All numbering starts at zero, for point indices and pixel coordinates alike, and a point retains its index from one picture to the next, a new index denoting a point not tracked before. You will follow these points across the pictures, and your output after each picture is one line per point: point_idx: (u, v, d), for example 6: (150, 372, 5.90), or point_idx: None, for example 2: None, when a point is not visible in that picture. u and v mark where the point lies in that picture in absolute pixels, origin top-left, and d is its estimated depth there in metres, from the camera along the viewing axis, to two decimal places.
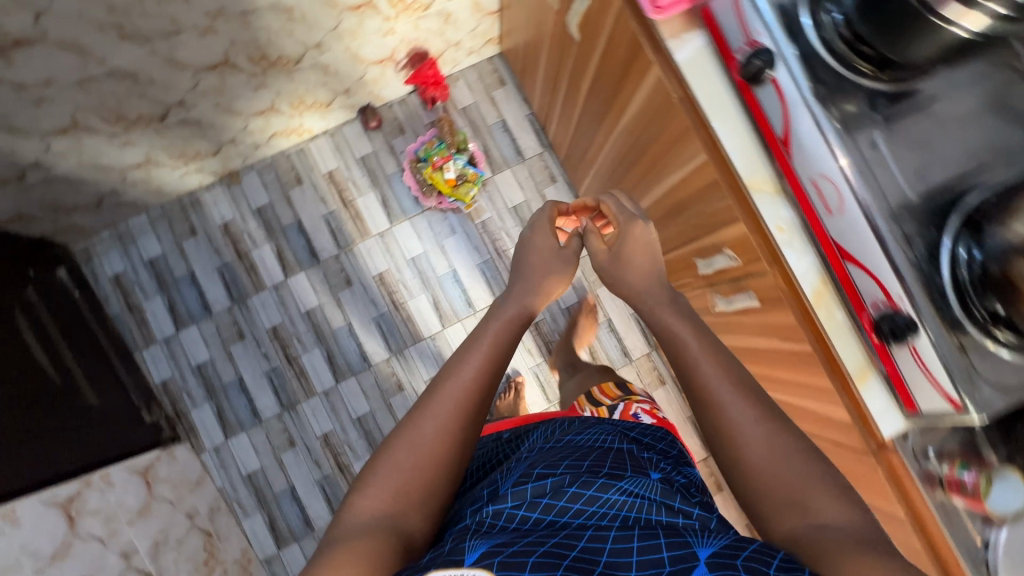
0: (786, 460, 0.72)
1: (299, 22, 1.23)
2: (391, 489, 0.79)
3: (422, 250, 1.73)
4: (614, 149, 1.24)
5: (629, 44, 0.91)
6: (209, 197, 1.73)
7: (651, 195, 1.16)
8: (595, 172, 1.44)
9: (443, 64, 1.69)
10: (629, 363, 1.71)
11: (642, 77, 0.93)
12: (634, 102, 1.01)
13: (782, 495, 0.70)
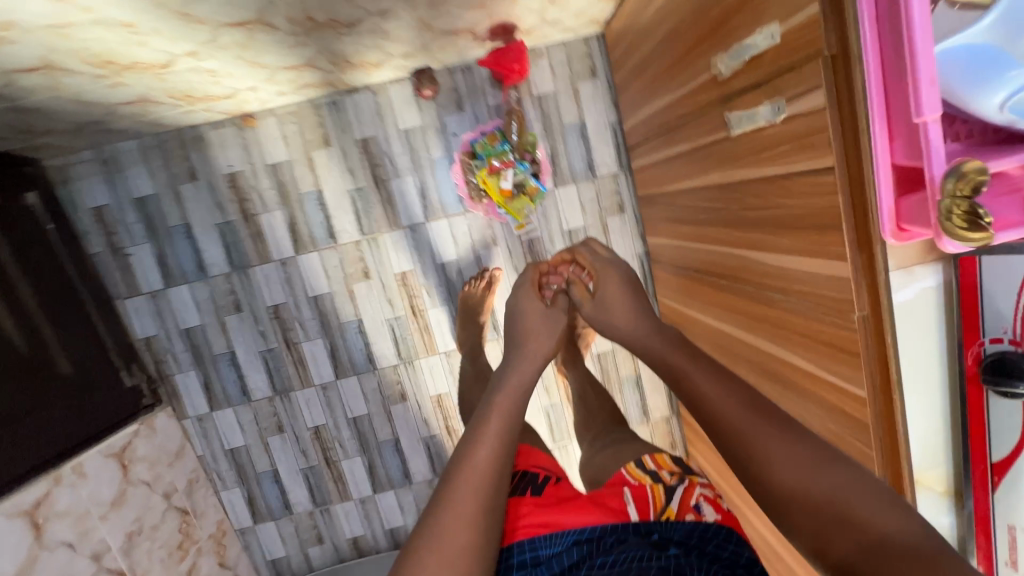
0: (826, 476, 0.56)
1: None
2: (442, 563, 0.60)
3: (454, 258, 1.51)
4: (719, 256, 1.02)
5: (820, 211, 0.67)
6: (215, 137, 1.44)
7: (749, 336, 0.97)
8: (682, 248, 1.22)
9: (529, 39, 1.34)
10: (645, 423, 1.62)
11: (815, 252, 0.70)
12: (782, 257, 0.78)
13: (828, 515, 0.54)
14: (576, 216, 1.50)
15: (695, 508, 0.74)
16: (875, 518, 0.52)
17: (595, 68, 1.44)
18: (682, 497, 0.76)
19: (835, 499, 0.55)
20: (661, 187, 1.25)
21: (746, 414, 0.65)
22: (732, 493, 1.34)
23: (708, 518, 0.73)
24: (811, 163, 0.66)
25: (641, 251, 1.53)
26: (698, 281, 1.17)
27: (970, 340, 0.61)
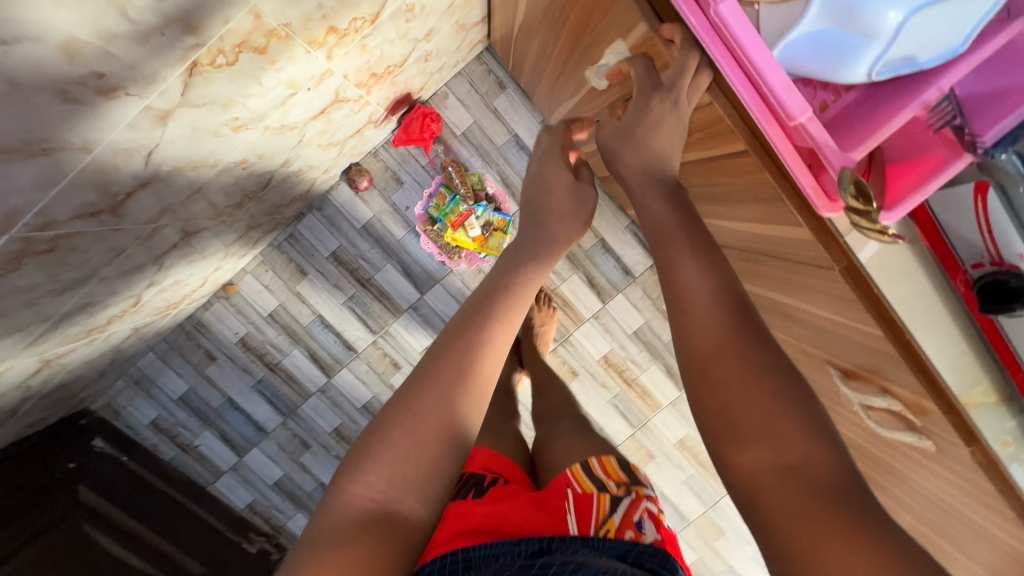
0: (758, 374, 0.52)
1: (257, 163, 0.93)
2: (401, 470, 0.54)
3: None
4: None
5: (754, 191, 0.65)
6: (211, 316, 1.52)
7: (759, 287, 0.94)
8: None
9: (425, 92, 1.33)
10: None
11: (771, 223, 0.68)
12: (746, 226, 0.77)
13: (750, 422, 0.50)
14: None
15: (638, 525, 0.69)
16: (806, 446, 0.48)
17: (501, 80, 1.41)
18: (626, 510, 0.70)
19: (758, 401, 0.51)
20: None
21: (698, 254, 0.58)
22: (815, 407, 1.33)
23: (648, 536, 0.67)
24: (723, 151, 0.65)
25: (626, 224, 1.53)
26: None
27: (953, 270, 0.67)
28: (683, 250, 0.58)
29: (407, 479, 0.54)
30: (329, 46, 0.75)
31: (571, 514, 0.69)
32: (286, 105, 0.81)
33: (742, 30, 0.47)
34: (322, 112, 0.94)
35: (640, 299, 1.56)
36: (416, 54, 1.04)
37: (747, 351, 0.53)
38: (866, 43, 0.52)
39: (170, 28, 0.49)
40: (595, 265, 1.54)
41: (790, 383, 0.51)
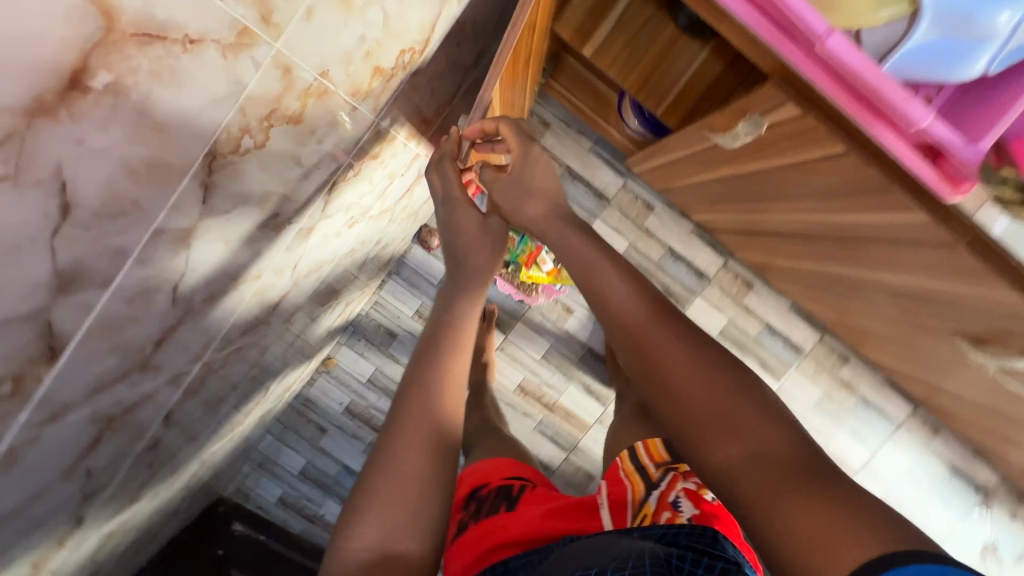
0: (703, 379, 0.61)
1: (360, 248, 1.02)
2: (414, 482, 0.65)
3: (550, 344, 1.58)
4: (783, 220, 1.00)
5: (853, 185, 0.67)
6: (317, 390, 1.62)
7: (860, 271, 0.94)
8: (740, 216, 1.21)
9: None
10: (804, 358, 1.58)
11: (873, 210, 0.70)
12: (846, 217, 0.77)
13: (709, 416, 0.59)
14: (619, 240, 1.53)
15: (673, 504, 0.72)
16: (762, 432, 0.56)
17: (545, 118, 1.47)
18: (661, 494, 0.75)
19: (714, 395, 0.59)
20: (678, 180, 1.27)
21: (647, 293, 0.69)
22: (930, 373, 1.29)
23: (685, 513, 0.70)
24: (817, 157, 0.67)
25: (692, 228, 1.53)
26: (780, 242, 1.16)
27: None
28: (632, 285, 0.69)
29: (403, 503, 0.64)
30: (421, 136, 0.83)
31: (606, 511, 0.77)
32: (386, 193, 0.89)
33: (851, 57, 0.50)
34: (408, 189, 1.02)
35: (719, 298, 1.56)
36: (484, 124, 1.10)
37: (708, 372, 0.61)
38: (981, 45, 0.56)
39: (323, 162, 0.56)
40: (667, 274, 1.55)
41: (738, 385, 0.60)
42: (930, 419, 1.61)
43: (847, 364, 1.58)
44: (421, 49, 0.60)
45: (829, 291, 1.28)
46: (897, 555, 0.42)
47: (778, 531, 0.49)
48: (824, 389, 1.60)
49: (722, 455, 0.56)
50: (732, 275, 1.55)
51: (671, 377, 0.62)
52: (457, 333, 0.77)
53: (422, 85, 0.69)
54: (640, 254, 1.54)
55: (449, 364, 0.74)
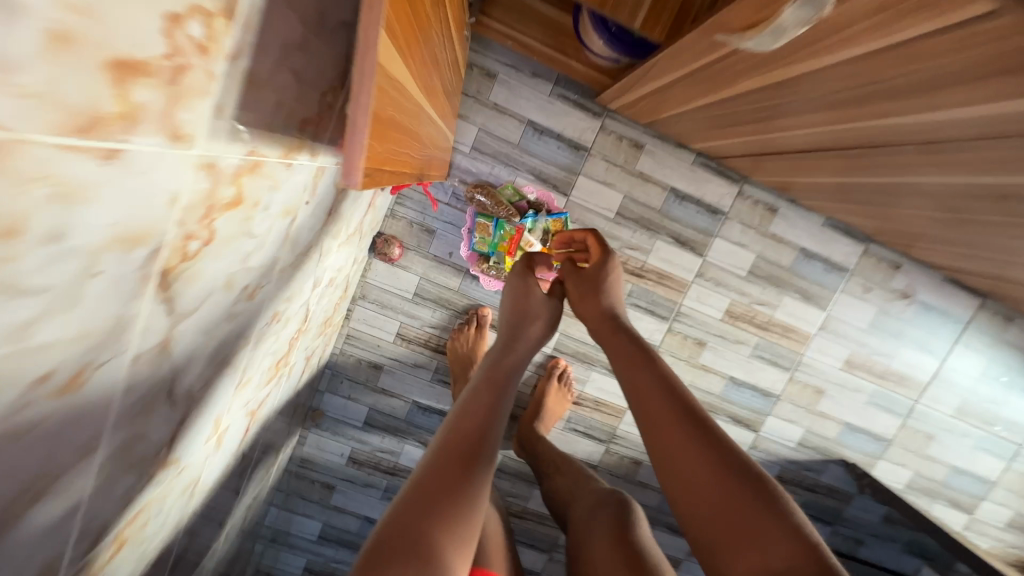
0: (709, 461, 0.67)
1: (289, 307, 0.76)
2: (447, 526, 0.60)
3: (559, 333, 1.36)
4: (808, 136, 0.86)
5: (883, 74, 0.54)
6: (311, 448, 1.41)
7: (952, 176, 0.69)
8: (769, 135, 0.96)
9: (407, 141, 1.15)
10: (849, 277, 1.36)
11: (906, 101, 0.56)
12: (917, 117, 0.59)
13: (732, 527, 0.62)
14: (611, 194, 1.27)
15: None
16: (776, 543, 0.58)
17: (490, 69, 1.18)
18: None
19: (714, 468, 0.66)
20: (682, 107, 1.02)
21: (676, 412, 0.73)
22: (1011, 271, 1.06)
23: None
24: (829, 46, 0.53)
25: (693, 159, 1.26)
26: (824, 154, 0.93)
27: None
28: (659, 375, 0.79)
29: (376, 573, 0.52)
30: (313, 144, 0.55)
31: None
32: (291, 233, 0.62)
33: None
34: (330, 213, 0.76)
35: (740, 233, 1.31)
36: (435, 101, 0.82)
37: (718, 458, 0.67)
38: None
39: (103, 262, 0.31)
40: (675, 221, 1.30)
41: (759, 503, 0.62)
42: (1002, 309, 1.40)
43: (899, 272, 1.36)
44: (223, 9, 0.32)
45: (878, 201, 1.04)
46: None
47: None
48: (878, 305, 1.39)
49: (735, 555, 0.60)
50: (751, 202, 1.29)
51: (683, 460, 0.68)
52: (494, 387, 0.82)
53: (270, 72, 0.42)
54: (639, 205, 1.28)
55: (493, 406, 0.78)
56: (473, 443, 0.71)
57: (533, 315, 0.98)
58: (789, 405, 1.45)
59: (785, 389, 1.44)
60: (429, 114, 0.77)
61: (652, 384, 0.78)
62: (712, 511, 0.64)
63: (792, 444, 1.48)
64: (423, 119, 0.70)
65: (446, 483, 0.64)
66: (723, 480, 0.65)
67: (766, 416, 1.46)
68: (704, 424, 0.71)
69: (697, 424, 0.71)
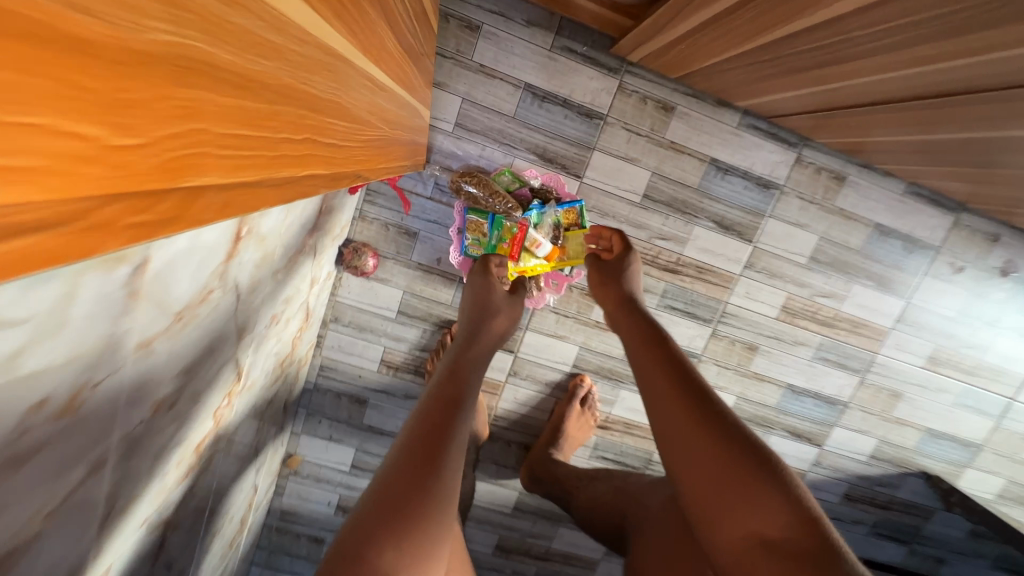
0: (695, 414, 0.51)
1: (192, 379, 0.52)
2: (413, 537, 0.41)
3: (578, 347, 1.11)
4: (951, 71, 0.56)
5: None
6: (292, 498, 1.18)
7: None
8: (866, 79, 0.66)
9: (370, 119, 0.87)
10: (935, 256, 1.09)
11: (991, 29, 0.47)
12: None
13: (719, 493, 0.46)
14: (636, 171, 1.00)
15: None
16: (773, 512, 0.42)
17: (472, 19, 0.90)
18: None
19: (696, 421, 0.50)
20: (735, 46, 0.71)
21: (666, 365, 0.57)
22: None
23: None
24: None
25: (739, 120, 0.98)
26: (919, 107, 0.67)
27: None
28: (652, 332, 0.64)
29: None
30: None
31: None
32: (142, 291, 0.37)
33: None
34: (237, 236, 0.50)
35: (799, 209, 1.04)
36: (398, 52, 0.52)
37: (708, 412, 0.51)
38: None
39: None
40: (716, 200, 1.03)
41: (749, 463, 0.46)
42: None
43: (998, 245, 1.09)
44: None
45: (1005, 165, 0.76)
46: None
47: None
48: (970, 287, 1.12)
49: (727, 534, 0.44)
50: (812, 170, 1.02)
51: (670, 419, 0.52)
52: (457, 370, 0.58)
53: None
54: (671, 183, 1.01)
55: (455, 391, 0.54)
56: (439, 415, 0.50)
57: (494, 312, 0.70)
58: (859, 413, 1.20)
59: (854, 395, 1.19)
60: (376, 81, 0.48)
61: (641, 351, 0.62)
62: (697, 483, 0.47)
63: (863, 457, 1.24)
64: (356, 86, 0.42)
65: (401, 463, 0.45)
66: (697, 436, 0.49)
67: (833, 428, 1.21)
68: (694, 380, 0.55)
69: (683, 383, 0.54)
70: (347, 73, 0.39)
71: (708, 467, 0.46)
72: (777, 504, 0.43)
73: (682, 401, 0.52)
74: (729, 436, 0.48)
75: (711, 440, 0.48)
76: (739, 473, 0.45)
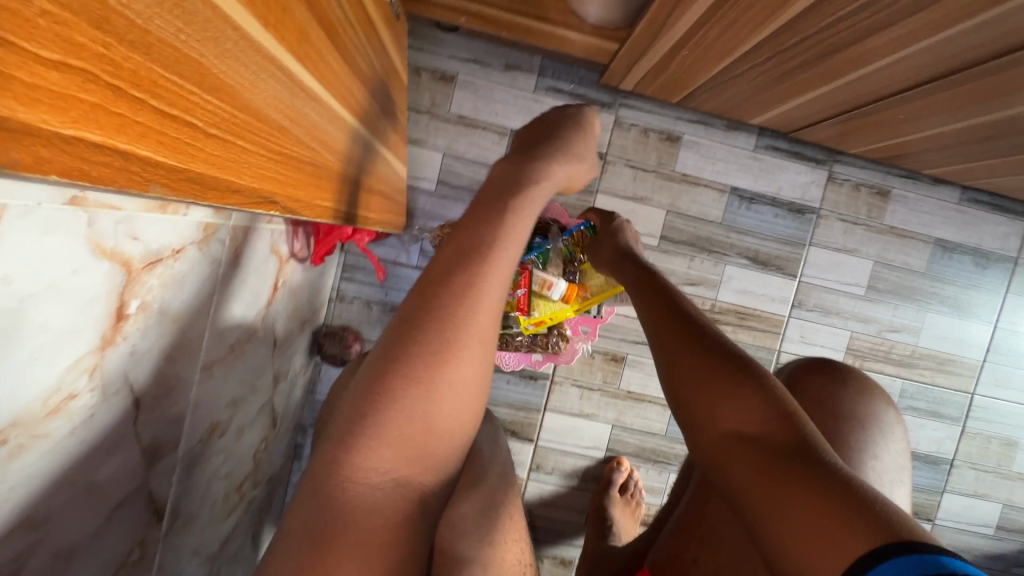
0: (682, 330, 0.47)
1: (50, 535, 0.34)
2: (462, 399, 0.39)
3: (610, 426, 0.91)
4: None
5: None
6: None
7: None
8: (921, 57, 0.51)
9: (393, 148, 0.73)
10: (1016, 269, 0.92)
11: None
12: None
13: (698, 393, 0.42)
14: (648, 210, 0.88)
15: None
16: (752, 408, 0.39)
17: (445, 70, 0.83)
18: None
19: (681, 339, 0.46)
20: (745, 41, 0.57)
21: (658, 294, 0.53)
22: None
23: None
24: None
25: (755, 142, 0.87)
26: (962, 85, 0.54)
27: None
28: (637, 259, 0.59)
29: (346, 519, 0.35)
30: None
31: None
32: None
33: None
34: (117, 314, 0.35)
35: (843, 233, 0.90)
36: (333, 69, 0.40)
37: (691, 330, 0.46)
38: None
39: None
40: (745, 233, 0.89)
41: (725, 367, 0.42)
42: None
43: None
44: None
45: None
46: (901, 544, 0.28)
47: (759, 533, 0.34)
48: None
49: (705, 434, 0.41)
50: (849, 188, 0.89)
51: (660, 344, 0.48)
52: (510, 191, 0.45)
53: None
54: (690, 220, 0.88)
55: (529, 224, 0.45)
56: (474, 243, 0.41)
57: (577, 154, 0.54)
58: (971, 473, 0.96)
59: (959, 449, 0.96)
60: (301, 82, 0.34)
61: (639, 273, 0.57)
62: (681, 385, 0.43)
63: (991, 531, 0.98)
64: (259, 75, 0.28)
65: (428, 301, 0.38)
66: (683, 346, 0.45)
67: (943, 496, 0.96)
68: (686, 308, 0.50)
69: (674, 301, 0.50)
70: (230, 40, 0.25)
71: (693, 367, 0.43)
72: (762, 401, 0.39)
73: (671, 317, 0.49)
74: (718, 344, 0.44)
75: (701, 345, 0.44)
76: (730, 372, 0.41)
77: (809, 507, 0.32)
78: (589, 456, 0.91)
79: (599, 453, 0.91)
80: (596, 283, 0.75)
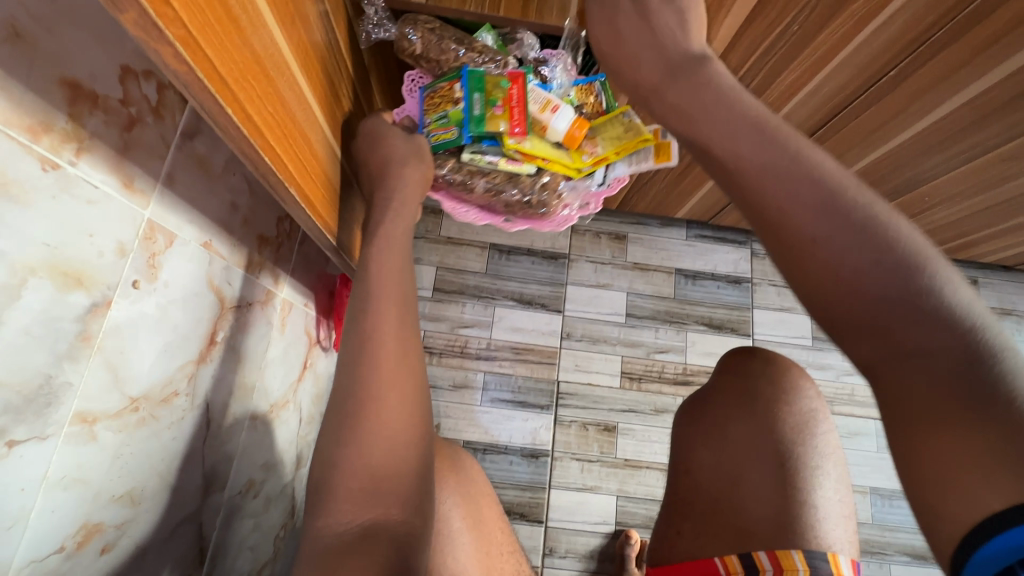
0: (817, 211, 0.33)
1: (136, 521, 0.41)
2: (403, 413, 0.46)
3: (615, 496, 0.94)
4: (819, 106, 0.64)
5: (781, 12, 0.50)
6: None
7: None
8: None
9: None
10: None
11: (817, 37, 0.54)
12: None
13: (865, 313, 0.31)
14: (611, 294, 1.04)
15: None
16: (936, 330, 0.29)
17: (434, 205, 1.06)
18: None
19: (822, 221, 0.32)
20: None
21: (761, 144, 0.36)
22: None
23: None
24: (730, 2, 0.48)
25: (686, 233, 1.09)
26: None
27: None
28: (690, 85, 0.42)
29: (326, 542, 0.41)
30: (88, 144, 0.31)
31: None
32: (94, 339, 0.33)
33: None
34: (210, 339, 0.47)
35: (778, 296, 1.07)
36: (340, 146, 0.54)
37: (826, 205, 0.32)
38: None
39: None
40: (697, 303, 1.05)
41: (892, 276, 0.30)
42: None
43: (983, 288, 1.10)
44: None
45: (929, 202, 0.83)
46: None
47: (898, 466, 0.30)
48: None
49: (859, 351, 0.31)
50: None
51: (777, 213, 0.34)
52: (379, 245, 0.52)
53: None
54: (649, 298, 1.05)
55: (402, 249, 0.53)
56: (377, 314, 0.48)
57: (399, 163, 0.55)
58: None
59: None
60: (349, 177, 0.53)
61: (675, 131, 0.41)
62: (838, 298, 0.31)
63: None
64: (329, 160, 0.47)
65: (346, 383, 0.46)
66: (815, 239, 0.32)
67: None
68: (814, 169, 0.34)
69: (758, 166, 0.35)
70: (322, 136, 0.43)
71: (842, 299, 0.31)
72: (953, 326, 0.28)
73: (792, 189, 0.34)
74: (854, 220, 0.32)
75: (834, 233, 0.32)
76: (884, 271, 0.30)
77: (948, 445, 0.27)
78: (599, 531, 0.92)
79: (610, 527, 0.93)
80: (611, 135, 0.61)
